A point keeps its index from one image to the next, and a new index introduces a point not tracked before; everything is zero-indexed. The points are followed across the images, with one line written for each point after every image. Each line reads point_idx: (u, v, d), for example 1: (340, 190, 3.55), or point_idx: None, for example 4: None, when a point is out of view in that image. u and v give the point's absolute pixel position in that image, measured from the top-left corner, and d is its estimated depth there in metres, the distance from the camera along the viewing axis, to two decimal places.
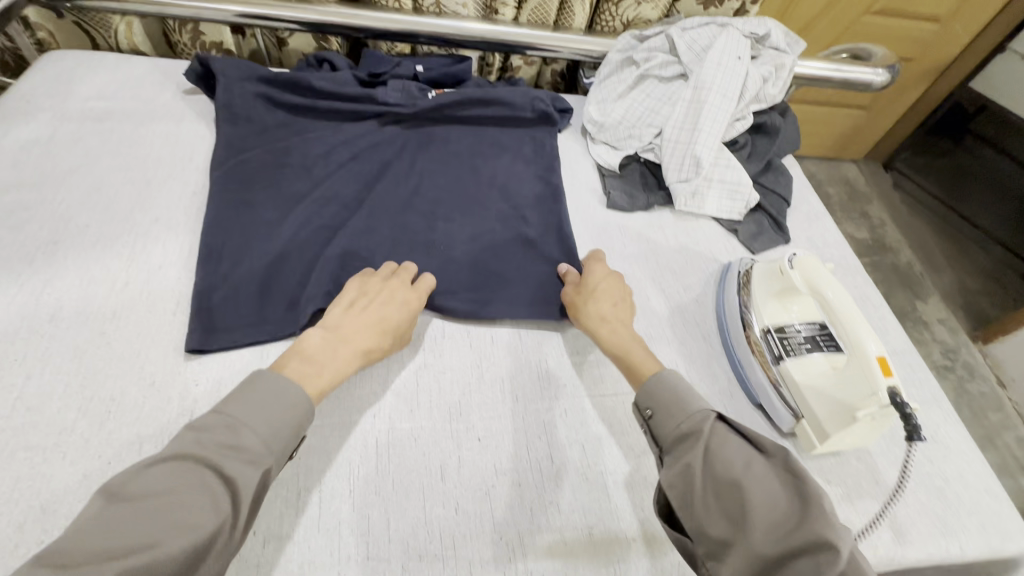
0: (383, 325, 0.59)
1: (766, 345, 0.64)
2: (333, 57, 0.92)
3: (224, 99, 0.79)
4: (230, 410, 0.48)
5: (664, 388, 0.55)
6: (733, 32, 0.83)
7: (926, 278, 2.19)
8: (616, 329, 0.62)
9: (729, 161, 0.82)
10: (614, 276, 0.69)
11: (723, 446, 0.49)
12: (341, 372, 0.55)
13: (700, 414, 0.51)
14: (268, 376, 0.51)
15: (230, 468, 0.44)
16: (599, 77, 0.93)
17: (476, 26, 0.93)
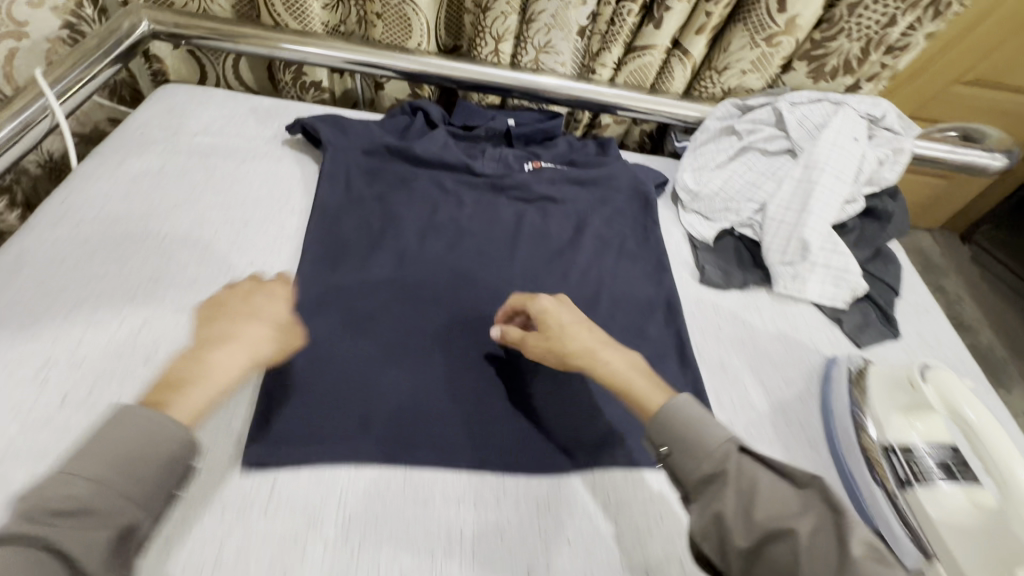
0: (242, 312, 0.52)
1: (888, 467, 0.58)
2: (427, 106, 0.92)
3: (329, 168, 0.80)
4: (84, 466, 0.38)
5: (670, 423, 0.50)
6: (850, 111, 0.78)
7: (1008, 363, 2.03)
8: (596, 355, 0.57)
9: (836, 245, 0.77)
10: (564, 306, 0.62)
11: (757, 483, 0.45)
12: (226, 371, 0.47)
13: (722, 449, 0.47)
14: (126, 412, 0.41)
15: (108, 506, 0.37)
16: (696, 143, 0.90)
17: (573, 85, 0.92)
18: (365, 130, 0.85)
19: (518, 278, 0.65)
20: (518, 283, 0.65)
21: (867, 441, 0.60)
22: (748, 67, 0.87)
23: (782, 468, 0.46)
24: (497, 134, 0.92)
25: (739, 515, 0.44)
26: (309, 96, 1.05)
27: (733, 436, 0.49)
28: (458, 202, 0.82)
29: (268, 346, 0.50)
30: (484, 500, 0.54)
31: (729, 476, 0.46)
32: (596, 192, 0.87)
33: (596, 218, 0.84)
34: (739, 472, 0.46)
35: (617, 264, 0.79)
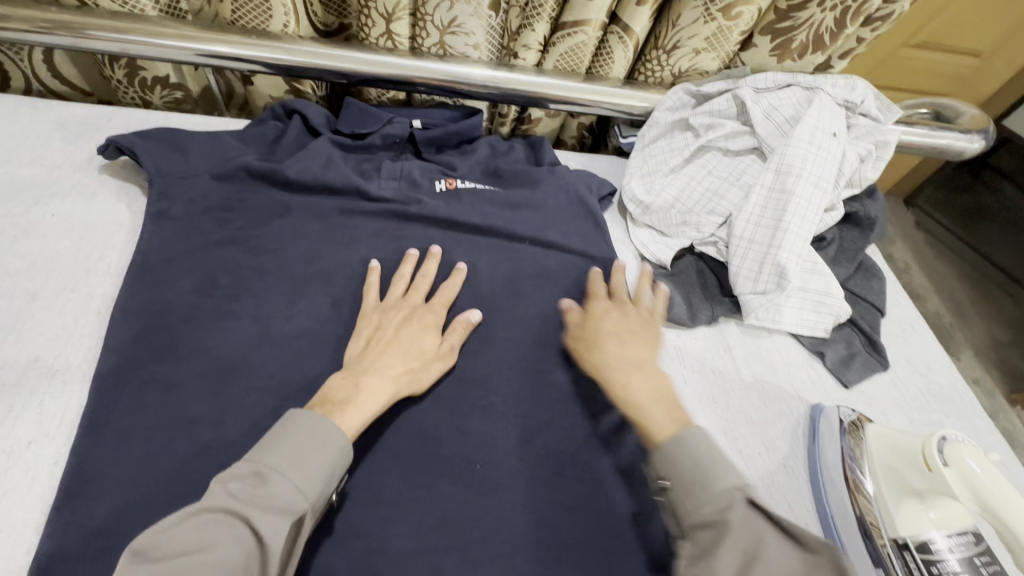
0: (411, 351, 0.54)
1: (898, 564, 0.47)
2: (303, 107, 0.71)
3: (157, 206, 0.59)
4: (271, 456, 0.42)
5: (678, 462, 0.44)
6: (825, 99, 0.64)
7: (953, 329, 2.04)
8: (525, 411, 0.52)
9: (815, 264, 0.63)
10: (510, 338, 0.57)
11: (762, 543, 0.38)
12: (373, 403, 0.49)
13: (728, 498, 0.41)
14: (296, 418, 0.44)
15: (267, 526, 0.38)
16: (643, 141, 0.74)
17: (490, 74, 0.73)
18: (215, 146, 0.64)
19: (441, 293, 0.60)
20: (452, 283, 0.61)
21: (872, 532, 0.49)
22: (702, 45, 0.71)
23: (790, 523, 0.39)
24: (398, 141, 0.72)
25: None
26: (157, 97, 0.81)
27: (739, 483, 0.42)
28: (347, 239, 0.63)
29: (408, 377, 0.53)
30: None
31: (732, 531, 0.39)
32: (528, 213, 0.69)
33: (528, 246, 0.67)
34: (741, 527, 0.39)
35: (557, 307, 0.62)
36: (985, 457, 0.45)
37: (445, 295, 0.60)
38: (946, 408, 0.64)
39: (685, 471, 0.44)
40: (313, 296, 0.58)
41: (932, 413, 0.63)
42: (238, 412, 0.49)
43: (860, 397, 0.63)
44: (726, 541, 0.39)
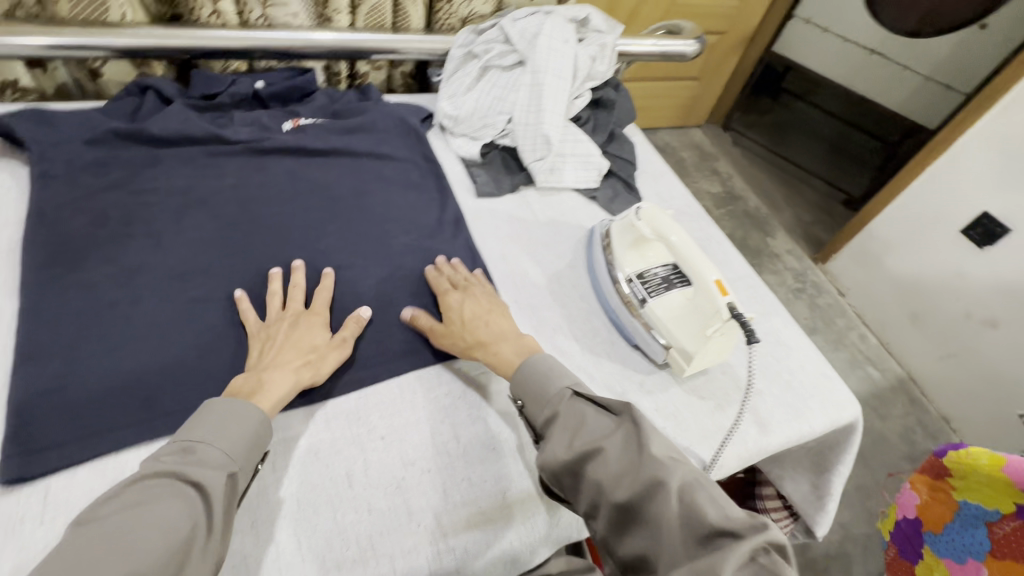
0: (304, 345, 0.60)
1: (628, 290, 0.71)
2: (156, 82, 0.85)
3: (40, 167, 0.71)
4: (195, 433, 0.49)
5: (523, 378, 0.58)
6: (557, 19, 0.90)
7: (771, 219, 2.49)
8: (496, 350, 0.62)
9: (576, 136, 0.90)
10: (476, 298, 0.68)
11: (582, 422, 0.53)
12: (278, 391, 0.55)
13: (558, 394, 0.55)
14: (213, 403, 0.51)
15: (205, 480, 0.46)
16: (447, 73, 0.96)
17: (311, 34, 0.91)
18: (83, 117, 0.77)
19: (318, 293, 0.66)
20: (438, 279, 0.71)
21: (616, 277, 0.73)
22: None
23: (605, 403, 0.54)
24: (245, 98, 0.88)
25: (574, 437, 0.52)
26: (8, 99, 0.89)
27: (570, 383, 0.57)
28: (217, 173, 0.79)
29: (306, 365, 0.58)
30: (294, 426, 0.57)
31: (562, 419, 0.54)
32: (365, 138, 0.89)
33: (369, 159, 0.87)
34: (568, 412, 0.54)
35: (399, 196, 0.84)
36: (665, 213, 0.72)
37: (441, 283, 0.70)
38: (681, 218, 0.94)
39: (528, 390, 0.57)
40: (196, 214, 0.73)
41: None
42: (150, 293, 0.63)
43: None
44: (562, 420, 0.53)
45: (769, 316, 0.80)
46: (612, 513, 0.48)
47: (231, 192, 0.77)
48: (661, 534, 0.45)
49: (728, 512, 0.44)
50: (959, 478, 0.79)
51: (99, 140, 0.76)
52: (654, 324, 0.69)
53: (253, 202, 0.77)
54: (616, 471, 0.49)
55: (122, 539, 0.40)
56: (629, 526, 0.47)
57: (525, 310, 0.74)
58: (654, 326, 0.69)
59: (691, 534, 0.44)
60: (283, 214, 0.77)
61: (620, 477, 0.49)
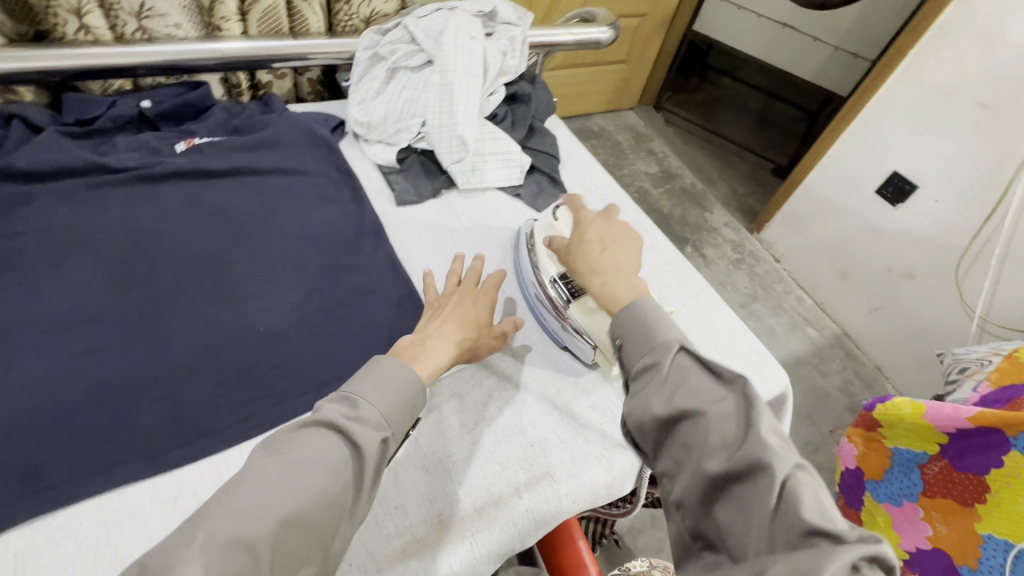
0: (471, 321, 0.63)
1: (552, 291, 0.70)
2: (21, 110, 0.76)
3: None
4: (359, 387, 0.49)
5: (636, 317, 0.52)
6: (461, 14, 0.87)
7: (706, 193, 2.56)
8: (606, 278, 0.57)
9: (494, 133, 0.88)
10: (608, 222, 0.64)
11: (686, 379, 0.46)
12: (439, 359, 0.57)
13: (666, 340, 0.48)
14: (381, 357, 0.53)
15: (365, 442, 0.46)
16: (354, 78, 0.92)
17: (198, 45, 0.85)
18: None
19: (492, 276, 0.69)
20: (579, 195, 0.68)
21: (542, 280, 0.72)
22: None
23: (714, 364, 0.47)
24: (129, 120, 0.81)
25: (661, 401, 0.45)
26: None
27: (679, 338, 0.49)
28: (103, 206, 0.72)
29: (456, 345, 0.60)
30: None
31: (664, 373, 0.47)
32: (270, 154, 0.84)
33: (277, 176, 0.82)
34: (675, 367, 0.47)
35: (313, 213, 0.80)
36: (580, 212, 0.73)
37: (474, 278, 0.68)
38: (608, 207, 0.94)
39: (630, 331, 0.51)
40: (80, 254, 0.67)
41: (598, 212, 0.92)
42: (28, 348, 0.57)
43: None
44: (661, 373, 0.46)
45: (698, 299, 0.82)
46: (697, 484, 0.43)
47: (120, 226, 0.71)
48: (755, 520, 0.39)
49: (814, 507, 0.38)
50: (889, 429, 0.89)
51: None
52: (576, 322, 0.68)
53: (147, 234, 0.71)
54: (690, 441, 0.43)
55: (259, 502, 0.40)
56: (715, 502, 0.42)
57: None
58: (575, 326, 0.68)
59: (785, 531, 0.37)
60: (183, 245, 0.71)
61: (715, 453, 0.42)
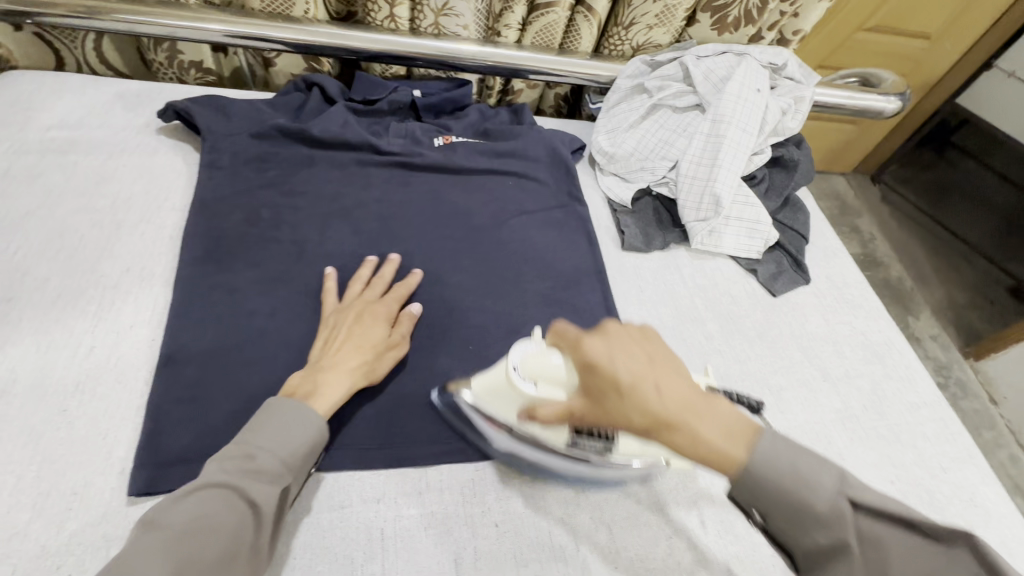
0: (364, 344, 0.57)
1: (583, 452, 0.51)
2: (321, 80, 0.84)
3: (210, 157, 0.73)
4: (255, 439, 0.46)
5: (767, 481, 0.41)
6: (752, 62, 0.79)
7: (913, 292, 2.09)
8: (695, 431, 0.40)
9: (748, 198, 0.78)
10: (621, 346, 0.42)
11: (840, 514, 0.40)
12: (337, 392, 0.52)
13: (833, 511, 0.40)
14: (275, 402, 0.49)
15: (261, 495, 0.44)
16: (608, 103, 0.88)
17: (477, 49, 0.87)
18: (252, 110, 0.78)
19: (397, 288, 0.64)
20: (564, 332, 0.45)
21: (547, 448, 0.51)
22: (654, 21, 0.86)
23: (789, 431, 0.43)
24: (402, 107, 0.86)
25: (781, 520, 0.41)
26: (192, 78, 0.94)
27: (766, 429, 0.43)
28: (365, 184, 0.77)
29: (364, 367, 0.55)
30: (408, 491, 0.52)
31: (854, 551, 0.40)
32: (513, 165, 0.83)
33: (514, 189, 0.81)
34: (785, 467, 0.41)
35: (540, 235, 0.77)
36: None
37: (380, 286, 0.64)
38: (856, 311, 0.79)
39: (777, 484, 0.41)
40: (340, 227, 0.71)
41: (844, 315, 0.78)
42: (286, 307, 0.62)
43: (786, 303, 0.78)
44: (833, 532, 0.40)
45: (965, 465, 0.65)
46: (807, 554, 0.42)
47: (375, 207, 0.75)
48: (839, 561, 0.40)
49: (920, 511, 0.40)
50: None
51: (264, 137, 0.77)
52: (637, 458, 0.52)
53: (395, 220, 0.74)
54: (777, 482, 0.41)
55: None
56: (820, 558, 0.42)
57: None
58: (591, 460, 0.52)
59: None
60: (422, 237, 0.73)
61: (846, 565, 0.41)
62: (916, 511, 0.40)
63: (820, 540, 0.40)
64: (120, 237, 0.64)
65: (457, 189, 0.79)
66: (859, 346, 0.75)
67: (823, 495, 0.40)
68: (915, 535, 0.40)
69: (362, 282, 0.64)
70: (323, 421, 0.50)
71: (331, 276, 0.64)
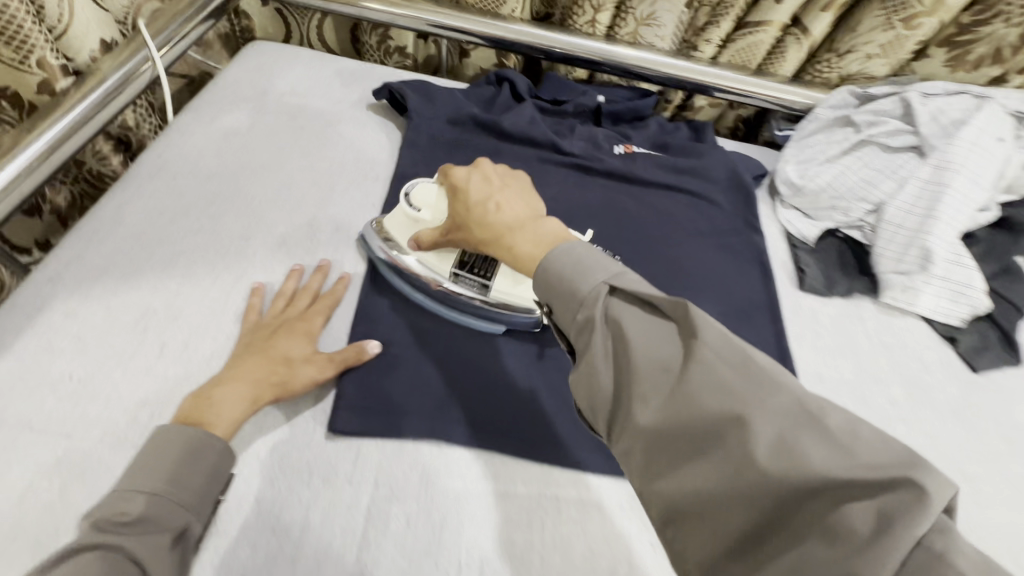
0: (277, 358, 0.54)
1: (462, 287, 0.61)
2: (514, 78, 0.87)
3: (412, 136, 0.79)
4: (143, 483, 0.44)
5: (553, 270, 0.44)
6: (996, 108, 0.70)
7: None
8: (498, 203, 0.54)
9: (961, 257, 0.69)
10: (485, 174, 0.58)
11: (659, 349, 0.38)
12: (236, 412, 0.50)
13: (592, 291, 0.42)
14: (166, 433, 0.47)
15: (146, 550, 0.41)
16: (802, 133, 0.83)
17: (672, 60, 0.85)
18: (452, 97, 0.83)
19: (324, 301, 0.61)
20: (459, 180, 0.58)
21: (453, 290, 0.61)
22: (876, 51, 0.78)
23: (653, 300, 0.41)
24: (586, 111, 0.87)
25: (614, 380, 0.39)
26: (390, 61, 1.03)
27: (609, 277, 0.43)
28: (544, 181, 0.79)
29: (273, 385, 0.52)
30: (565, 492, 0.53)
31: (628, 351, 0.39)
32: (690, 183, 0.80)
33: (689, 208, 0.79)
34: (605, 316, 0.41)
35: (712, 258, 0.74)
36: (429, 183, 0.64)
37: (305, 298, 0.61)
38: None
39: (649, 338, 0.39)
40: None
41: None
42: None
43: (988, 382, 0.68)
44: (594, 339, 0.40)
45: None
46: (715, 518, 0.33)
47: (552, 204, 0.76)
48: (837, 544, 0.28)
49: (868, 460, 0.30)
50: None
51: (459, 124, 0.81)
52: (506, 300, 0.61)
53: (569, 220, 0.75)
54: (561, 274, 0.44)
55: None
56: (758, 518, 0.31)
57: None
58: (476, 294, 0.61)
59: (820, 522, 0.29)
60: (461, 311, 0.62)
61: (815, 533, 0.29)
62: (741, 406, 0.34)
63: (579, 318, 0.42)
64: (333, 199, 0.72)
65: (632, 198, 0.79)
66: None
67: (711, 360, 0.36)
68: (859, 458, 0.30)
69: (288, 296, 0.61)
70: (224, 451, 0.47)
71: (257, 281, 0.62)
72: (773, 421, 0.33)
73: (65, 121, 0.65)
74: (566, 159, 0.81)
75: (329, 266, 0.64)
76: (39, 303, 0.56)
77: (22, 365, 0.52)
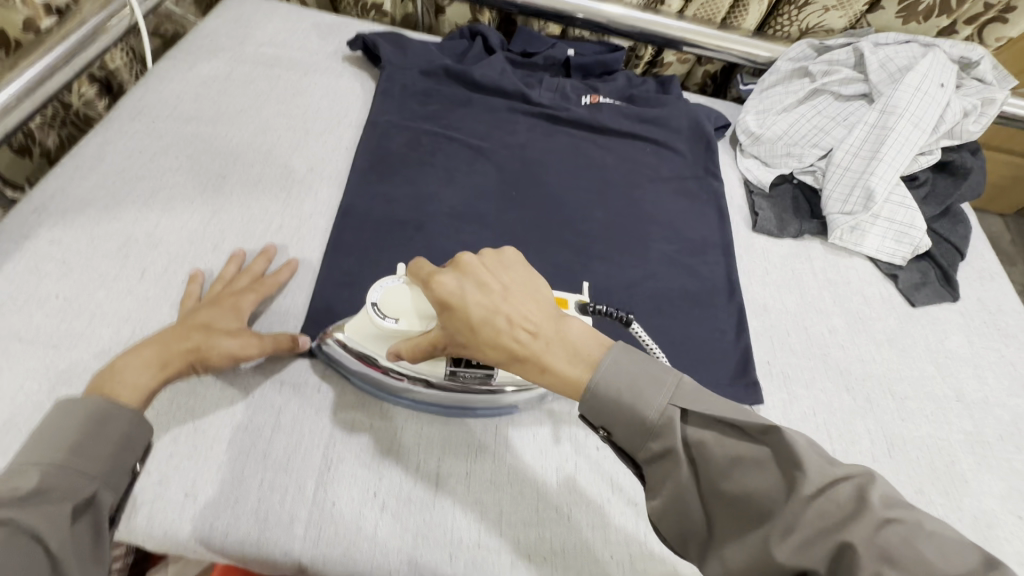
0: (198, 326, 0.51)
1: (465, 381, 0.52)
2: (486, 31, 0.89)
3: (386, 85, 0.82)
4: (40, 455, 0.40)
5: (608, 395, 0.41)
6: (940, 54, 0.73)
7: None
8: (506, 314, 0.43)
9: (903, 198, 0.74)
10: (479, 280, 0.45)
11: (727, 469, 0.38)
12: (139, 379, 0.46)
13: (663, 417, 0.40)
14: (71, 403, 0.43)
15: (43, 519, 0.36)
16: (763, 85, 0.86)
17: (638, 14, 0.88)
18: (425, 48, 0.85)
19: (265, 282, 0.59)
20: (444, 288, 0.44)
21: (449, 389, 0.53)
22: (832, 2, 0.82)
23: (731, 417, 0.39)
24: (556, 63, 0.90)
25: (694, 499, 0.39)
26: (368, 16, 1.04)
27: (671, 397, 0.40)
28: (513, 129, 0.82)
29: (187, 352, 0.49)
30: (519, 404, 0.57)
31: (681, 467, 0.39)
32: (654, 132, 0.84)
33: (651, 156, 0.82)
34: (684, 443, 0.39)
35: (670, 202, 0.78)
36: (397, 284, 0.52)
37: (246, 278, 0.59)
38: (1007, 340, 0.72)
39: (713, 464, 0.38)
40: (487, 164, 0.77)
41: (992, 340, 0.71)
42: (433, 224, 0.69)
43: (924, 315, 0.73)
44: (677, 469, 0.39)
45: None
46: None
47: (518, 150, 0.80)
48: None
49: (945, 556, 0.31)
50: None
51: (431, 75, 0.84)
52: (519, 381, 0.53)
53: (535, 166, 0.78)
54: (615, 400, 0.41)
55: None
56: None
57: (774, 376, 0.64)
58: (477, 391, 0.53)
59: None
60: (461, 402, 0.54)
61: None
62: (811, 489, 0.35)
63: (654, 450, 0.40)
64: (307, 143, 0.75)
65: (597, 146, 0.82)
66: (1004, 375, 0.68)
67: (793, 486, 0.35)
68: (948, 557, 0.31)
69: (228, 278, 0.59)
70: (133, 416, 0.43)
71: (197, 268, 0.60)
72: (866, 533, 0.32)
73: (47, 60, 0.67)
74: (534, 108, 0.84)
75: (273, 250, 0.62)
76: (26, 231, 0.59)
77: (11, 285, 0.55)
